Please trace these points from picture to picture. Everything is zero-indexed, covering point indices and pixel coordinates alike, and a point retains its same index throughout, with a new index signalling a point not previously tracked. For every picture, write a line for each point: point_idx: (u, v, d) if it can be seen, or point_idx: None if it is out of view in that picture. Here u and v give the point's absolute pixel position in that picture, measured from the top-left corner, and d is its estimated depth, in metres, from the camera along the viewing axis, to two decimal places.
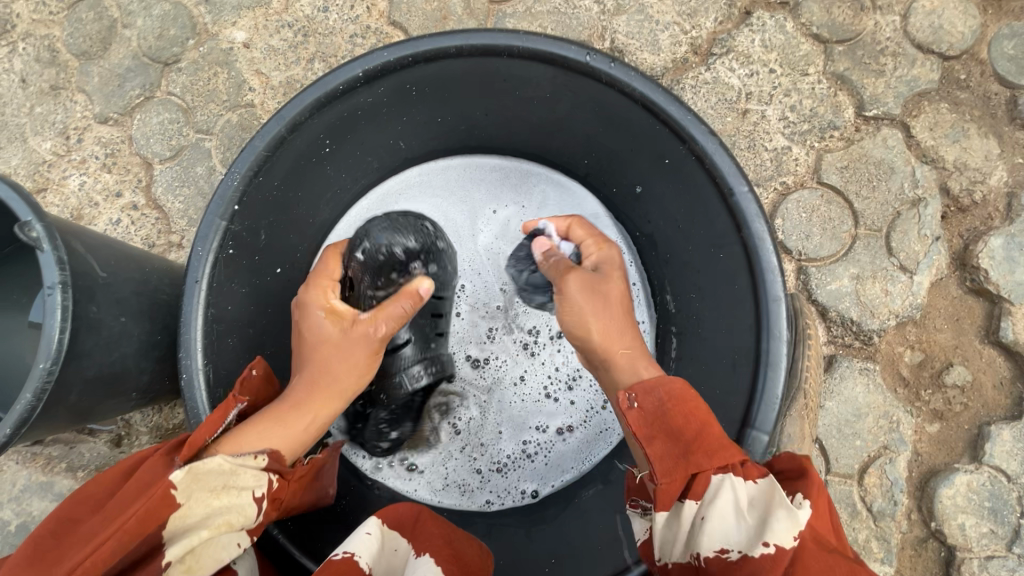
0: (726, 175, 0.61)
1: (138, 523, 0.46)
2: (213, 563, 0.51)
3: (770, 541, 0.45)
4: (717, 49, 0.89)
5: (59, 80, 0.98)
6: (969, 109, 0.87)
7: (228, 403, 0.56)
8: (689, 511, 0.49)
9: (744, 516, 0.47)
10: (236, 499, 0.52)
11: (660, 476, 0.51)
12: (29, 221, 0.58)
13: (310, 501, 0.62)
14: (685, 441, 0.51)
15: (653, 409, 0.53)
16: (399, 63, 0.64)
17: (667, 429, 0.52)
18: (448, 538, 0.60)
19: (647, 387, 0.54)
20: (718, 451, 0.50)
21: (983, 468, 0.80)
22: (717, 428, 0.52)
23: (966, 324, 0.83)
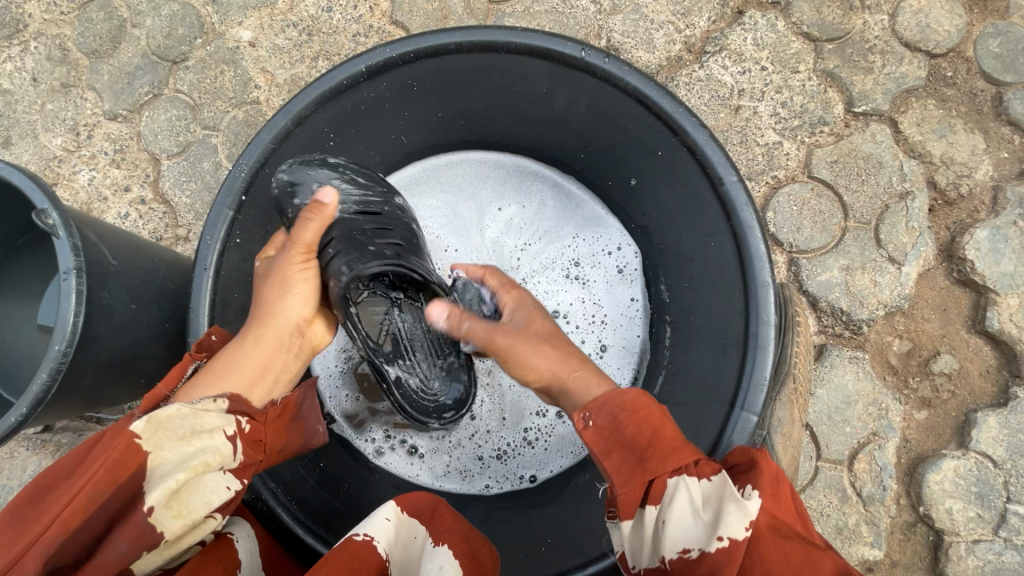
0: (715, 166, 0.63)
1: (111, 469, 0.46)
2: (204, 506, 0.51)
3: (723, 536, 0.45)
4: (710, 47, 0.91)
5: (70, 78, 1.01)
6: (956, 105, 0.89)
7: (184, 360, 0.59)
8: (649, 516, 0.49)
9: (700, 513, 0.47)
10: (209, 441, 0.51)
11: (619, 487, 0.50)
12: (45, 209, 0.61)
13: (296, 445, 0.62)
14: (638, 447, 0.50)
15: (605, 423, 0.52)
16: (401, 59, 0.67)
17: (621, 438, 0.51)
18: (464, 534, 0.61)
19: (600, 403, 0.53)
20: (670, 453, 0.49)
21: (970, 454, 0.82)
22: (668, 429, 0.51)
23: (953, 314, 0.85)
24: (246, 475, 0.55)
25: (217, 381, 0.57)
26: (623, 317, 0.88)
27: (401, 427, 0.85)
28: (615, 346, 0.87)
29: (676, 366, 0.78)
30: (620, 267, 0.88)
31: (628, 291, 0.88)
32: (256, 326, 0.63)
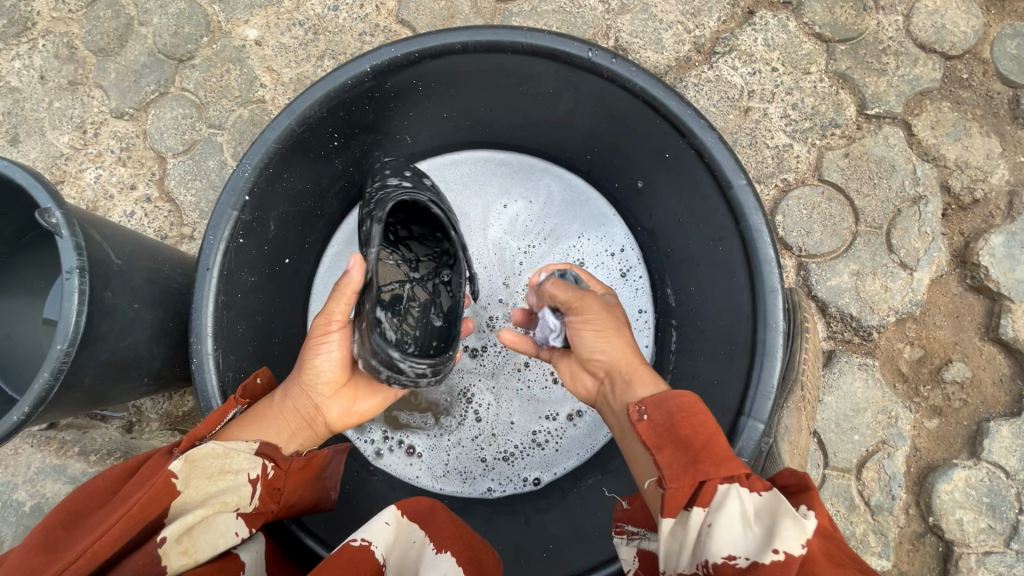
0: (725, 169, 0.62)
1: (142, 508, 0.49)
2: (210, 549, 0.52)
3: (779, 548, 0.44)
4: (720, 48, 0.90)
5: (77, 76, 1.01)
6: (971, 108, 0.87)
7: (228, 403, 0.60)
8: (697, 518, 0.49)
9: (753, 525, 0.47)
10: (232, 482, 0.55)
11: (669, 482, 0.51)
12: (49, 208, 0.61)
13: (309, 502, 0.63)
14: (693, 447, 0.52)
15: (662, 423, 0.54)
16: (405, 59, 0.66)
17: (675, 437, 0.53)
18: (467, 539, 0.60)
19: (658, 399, 0.55)
20: (723, 460, 0.51)
21: (982, 464, 0.81)
22: (722, 440, 0.52)
23: (966, 321, 0.84)
24: (256, 522, 0.57)
25: (249, 430, 0.60)
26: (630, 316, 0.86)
27: (398, 428, 0.84)
28: None
29: (682, 372, 0.77)
30: (623, 270, 0.87)
31: (634, 288, 0.87)
32: (287, 390, 0.64)
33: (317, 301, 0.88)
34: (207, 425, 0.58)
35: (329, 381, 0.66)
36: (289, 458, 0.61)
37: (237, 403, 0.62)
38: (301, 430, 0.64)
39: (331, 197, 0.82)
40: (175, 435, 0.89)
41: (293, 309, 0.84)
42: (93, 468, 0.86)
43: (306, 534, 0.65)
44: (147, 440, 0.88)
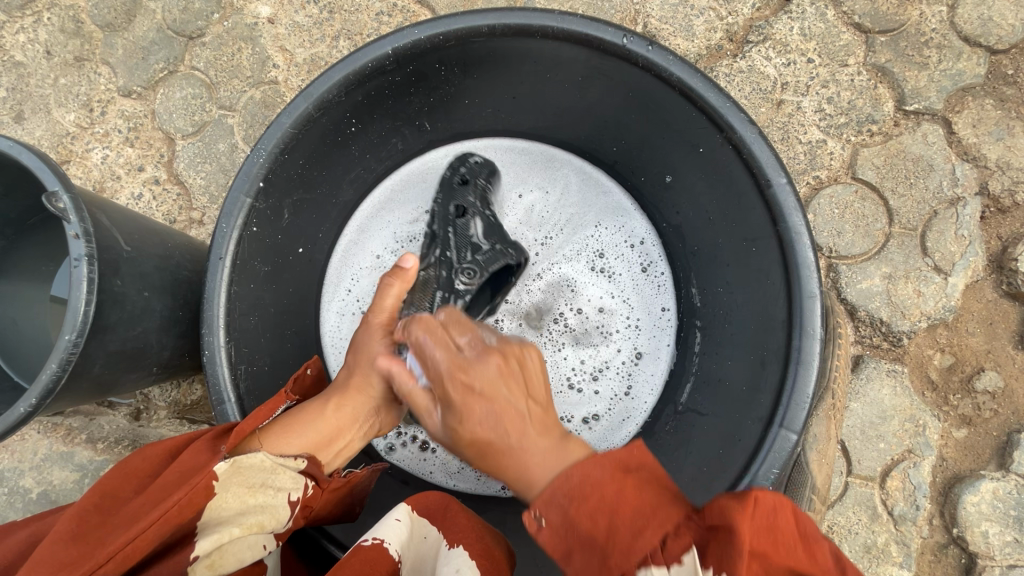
0: (765, 167, 0.59)
1: (180, 511, 0.46)
2: (235, 562, 0.50)
3: None
4: (754, 36, 0.86)
5: (83, 51, 0.98)
6: (1016, 106, 0.83)
7: (277, 399, 0.57)
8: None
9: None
10: (270, 500, 0.53)
11: None
12: (56, 191, 0.58)
13: (336, 513, 0.62)
14: (597, 543, 0.42)
15: (559, 521, 0.44)
16: (429, 42, 0.63)
17: (578, 537, 0.43)
18: (483, 532, 0.56)
19: (546, 498, 0.45)
20: (631, 547, 0.41)
21: (1010, 476, 0.79)
22: (627, 509, 0.42)
23: (1000, 329, 0.81)
24: (284, 537, 0.55)
25: (295, 437, 0.58)
26: (651, 310, 0.84)
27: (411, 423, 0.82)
28: (650, 354, 0.84)
29: (706, 375, 0.75)
30: (644, 264, 0.85)
31: (657, 283, 0.84)
32: (345, 400, 0.61)
33: (329, 293, 0.85)
34: (253, 421, 0.55)
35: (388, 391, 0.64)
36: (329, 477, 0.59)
37: (286, 399, 0.59)
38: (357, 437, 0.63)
39: (346, 184, 0.79)
40: (184, 424, 0.87)
41: (305, 301, 0.81)
42: (101, 456, 0.85)
43: (331, 542, 0.63)
44: (155, 428, 0.86)
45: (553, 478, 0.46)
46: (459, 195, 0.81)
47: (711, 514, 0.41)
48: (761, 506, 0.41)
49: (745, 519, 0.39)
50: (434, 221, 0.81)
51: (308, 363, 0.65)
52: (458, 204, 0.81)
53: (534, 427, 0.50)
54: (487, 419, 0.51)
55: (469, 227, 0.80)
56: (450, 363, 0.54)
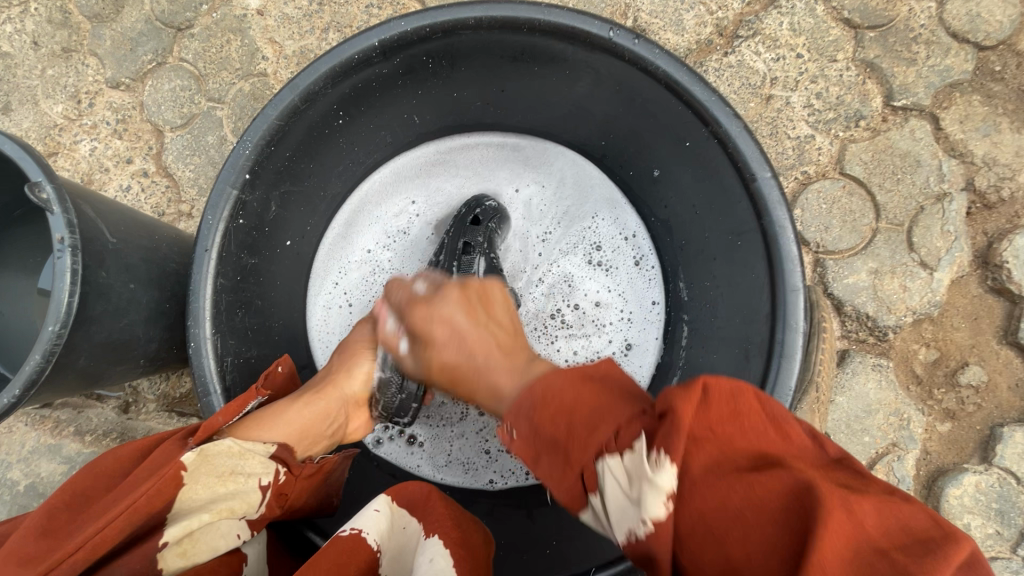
0: (749, 160, 0.59)
1: (148, 500, 0.46)
2: (210, 550, 0.50)
3: (645, 517, 0.36)
4: (743, 31, 0.86)
5: (71, 42, 0.97)
6: (1003, 102, 0.83)
7: (249, 393, 0.60)
8: (596, 505, 0.41)
9: (628, 491, 0.38)
10: (241, 486, 0.53)
11: (559, 490, 0.43)
12: (40, 182, 0.58)
13: (314, 504, 0.63)
14: (560, 443, 0.43)
15: (526, 430, 0.45)
16: (416, 34, 0.63)
17: (543, 441, 0.44)
18: (459, 522, 0.57)
19: (516, 411, 0.47)
20: (588, 437, 0.41)
21: (993, 470, 0.80)
22: (584, 408, 0.43)
23: (984, 324, 0.81)
24: (260, 526, 0.55)
25: (266, 430, 0.59)
26: (641, 304, 0.84)
27: None
28: (639, 345, 0.84)
29: (693, 369, 0.75)
30: (637, 258, 0.85)
31: (649, 275, 0.84)
32: (312, 398, 0.64)
33: (317, 286, 0.85)
34: (224, 416, 0.56)
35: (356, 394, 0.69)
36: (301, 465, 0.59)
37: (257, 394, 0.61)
38: (325, 434, 0.64)
39: (334, 176, 0.79)
40: (172, 417, 0.87)
41: (294, 293, 0.81)
42: (89, 449, 0.85)
43: (316, 533, 0.64)
44: (143, 421, 0.86)
45: (520, 393, 0.48)
46: (469, 232, 0.79)
47: (662, 399, 0.40)
48: (715, 392, 0.39)
49: (689, 401, 0.38)
50: (442, 256, 0.80)
51: (280, 360, 0.67)
52: (467, 241, 0.79)
53: (500, 345, 0.56)
54: (454, 345, 0.57)
55: (472, 266, 0.77)
56: (419, 301, 0.62)
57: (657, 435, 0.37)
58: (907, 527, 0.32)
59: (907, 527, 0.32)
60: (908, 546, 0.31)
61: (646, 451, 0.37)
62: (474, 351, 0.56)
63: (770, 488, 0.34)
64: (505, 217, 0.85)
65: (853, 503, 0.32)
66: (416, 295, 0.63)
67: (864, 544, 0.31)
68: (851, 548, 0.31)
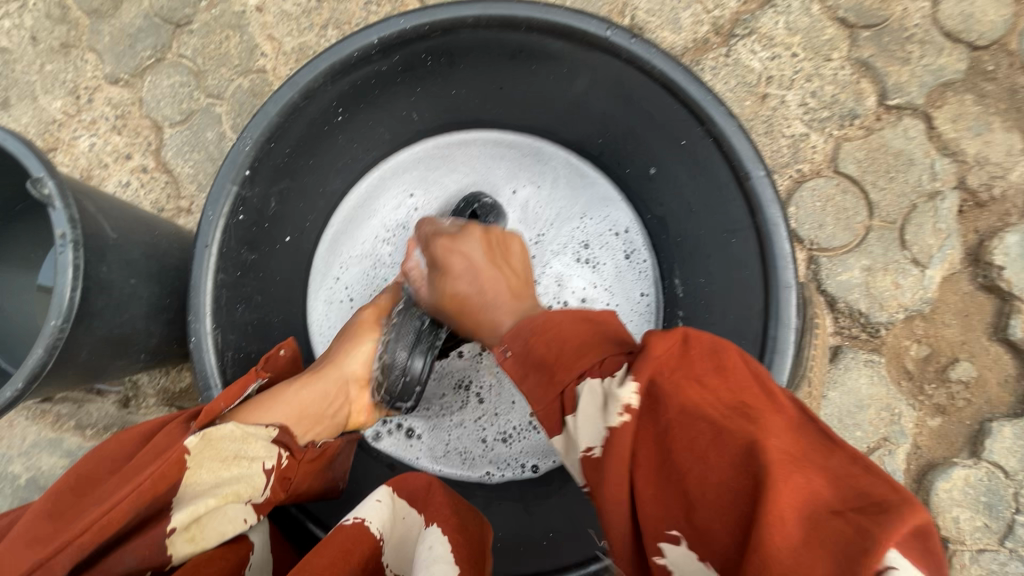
0: (743, 159, 0.60)
1: (154, 483, 0.48)
2: (217, 535, 0.51)
3: (613, 421, 0.40)
4: (739, 30, 0.87)
5: (69, 38, 0.97)
6: (995, 101, 0.85)
7: (250, 375, 0.59)
8: (569, 427, 0.44)
9: (599, 409, 0.42)
10: (246, 470, 0.55)
11: (536, 406, 0.47)
12: (41, 177, 0.58)
13: (319, 491, 0.64)
14: (546, 361, 0.47)
15: (520, 349, 0.50)
16: (415, 32, 0.63)
17: (533, 360, 0.48)
18: (455, 508, 0.58)
19: (516, 332, 0.51)
20: (578, 354, 0.46)
21: (982, 464, 0.81)
22: (575, 335, 0.48)
23: (975, 320, 0.83)
24: (266, 510, 0.56)
25: (266, 413, 0.59)
26: (631, 298, 0.85)
27: None
28: None
29: None
30: (628, 252, 0.86)
31: (638, 269, 0.85)
32: (307, 381, 0.63)
33: (317, 283, 0.86)
34: (224, 400, 0.56)
35: (357, 377, 0.68)
36: (304, 450, 0.62)
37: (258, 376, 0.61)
38: (326, 415, 0.65)
39: (333, 172, 0.80)
40: (172, 411, 0.88)
41: (293, 289, 0.82)
42: (90, 443, 0.86)
43: (315, 524, 0.65)
44: (144, 415, 0.87)
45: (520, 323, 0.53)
46: None
47: (650, 341, 0.44)
48: (700, 342, 0.42)
49: (671, 343, 0.42)
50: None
51: (281, 344, 0.67)
52: None
53: (509, 287, 0.62)
54: (467, 277, 0.63)
55: None
56: (444, 234, 0.68)
57: (634, 364, 0.42)
58: (864, 491, 0.33)
59: (864, 491, 0.33)
60: (858, 506, 0.32)
61: (620, 373, 0.42)
62: (484, 283, 0.62)
63: (733, 431, 0.36)
64: (501, 212, 0.86)
65: (805, 463, 0.34)
66: (441, 231, 0.69)
67: (813, 498, 0.32)
68: (799, 492, 0.32)
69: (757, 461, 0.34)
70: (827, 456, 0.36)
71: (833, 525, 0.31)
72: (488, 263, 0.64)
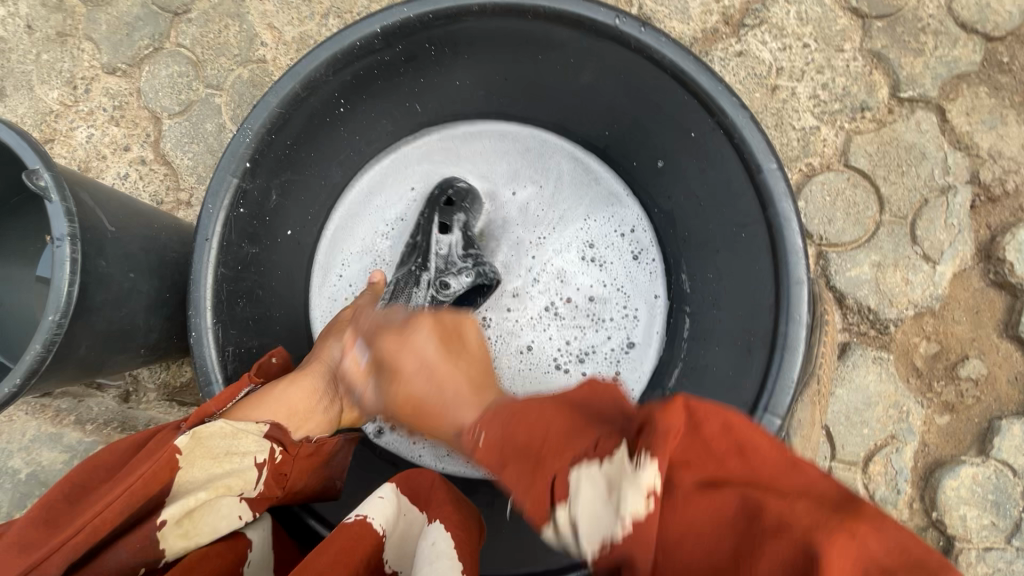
0: (754, 151, 0.58)
1: (144, 483, 0.47)
2: (209, 532, 0.51)
3: (624, 514, 0.37)
4: (749, 20, 0.85)
5: (65, 26, 0.95)
6: (1010, 94, 0.83)
7: (240, 380, 0.59)
8: (562, 519, 0.40)
9: (607, 499, 0.39)
10: (236, 465, 0.53)
11: (522, 498, 0.43)
12: (37, 169, 0.57)
13: (315, 488, 0.62)
14: (530, 452, 0.44)
15: (494, 436, 0.46)
16: (418, 21, 0.62)
17: (513, 449, 0.45)
18: (458, 508, 0.57)
19: (490, 416, 0.48)
20: (564, 448, 0.43)
21: (990, 462, 0.80)
22: (552, 426, 0.45)
23: (985, 317, 0.82)
24: (261, 507, 0.56)
25: (255, 410, 0.59)
26: (640, 296, 0.84)
27: None
28: (641, 343, 0.83)
29: (694, 359, 0.75)
30: (635, 252, 0.84)
31: (649, 271, 0.84)
32: (295, 377, 0.63)
33: (318, 281, 0.84)
34: (215, 403, 0.57)
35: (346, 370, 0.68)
36: (298, 444, 0.60)
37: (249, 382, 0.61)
38: (318, 410, 0.63)
39: (335, 165, 0.79)
40: (173, 407, 0.87)
41: (294, 285, 0.80)
42: (90, 438, 0.85)
43: (316, 519, 0.64)
44: (144, 410, 0.86)
45: (485, 411, 0.50)
46: (444, 213, 0.82)
47: (645, 415, 0.42)
48: (705, 418, 0.40)
49: (676, 419, 0.40)
50: (418, 236, 0.83)
51: (271, 353, 0.69)
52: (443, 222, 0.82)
53: (469, 381, 0.54)
54: (421, 376, 0.55)
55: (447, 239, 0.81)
56: (391, 328, 0.61)
57: (641, 444, 0.39)
58: (908, 548, 0.34)
59: (908, 547, 0.34)
60: (909, 565, 0.33)
61: (628, 457, 0.39)
62: (440, 389, 0.54)
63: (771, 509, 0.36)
64: (477, 197, 0.85)
65: (852, 521, 0.34)
66: (387, 325, 0.63)
67: (869, 561, 0.33)
68: (858, 567, 0.33)
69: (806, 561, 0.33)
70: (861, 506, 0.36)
71: None
72: (442, 362, 0.56)
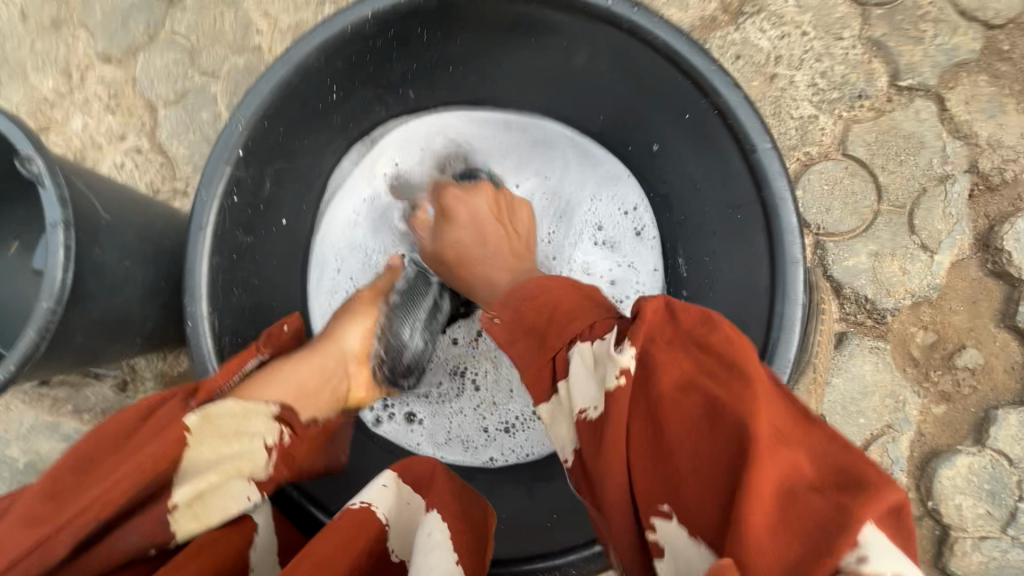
0: (749, 131, 0.58)
1: (155, 461, 0.47)
2: (220, 513, 0.51)
3: (604, 388, 0.41)
4: (748, 8, 0.84)
5: (60, 15, 0.95)
6: (1010, 83, 0.82)
7: (248, 351, 0.62)
8: (560, 393, 0.45)
9: (592, 371, 0.43)
10: (247, 446, 0.53)
11: (524, 370, 0.49)
12: (30, 155, 0.57)
13: (316, 468, 0.64)
14: (539, 328, 0.48)
15: (509, 316, 0.51)
16: (410, 4, 0.61)
17: (522, 327, 0.49)
18: (457, 495, 0.57)
19: (506, 300, 0.52)
20: (569, 322, 0.46)
21: (986, 451, 0.80)
22: (563, 308, 0.48)
23: (983, 307, 0.81)
24: (268, 487, 0.56)
25: (266, 390, 0.58)
26: (642, 277, 0.83)
27: (399, 397, 0.82)
28: None
29: None
30: (638, 229, 0.83)
31: (650, 250, 0.82)
32: (305, 354, 0.65)
33: (316, 270, 0.84)
34: (224, 373, 0.58)
35: (354, 354, 0.71)
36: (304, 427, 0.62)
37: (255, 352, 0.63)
38: (326, 388, 0.66)
39: (327, 152, 0.78)
40: None
41: (290, 274, 0.80)
42: (87, 427, 0.85)
43: (317, 508, 0.65)
44: (141, 399, 0.86)
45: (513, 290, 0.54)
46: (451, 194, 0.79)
47: (636, 305, 0.45)
48: (686, 318, 0.42)
49: (655, 314, 0.43)
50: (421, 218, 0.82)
51: (284, 320, 0.70)
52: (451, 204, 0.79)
53: (509, 249, 0.72)
54: (469, 228, 0.73)
55: None
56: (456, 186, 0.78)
57: (628, 331, 0.42)
58: (843, 466, 0.35)
59: (843, 466, 0.35)
60: (836, 482, 0.34)
61: (614, 340, 0.42)
62: (487, 237, 0.72)
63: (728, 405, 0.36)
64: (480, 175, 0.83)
65: (790, 441, 0.36)
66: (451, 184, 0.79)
67: (798, 478, 0.34)
68: (786, 476, 0.34)
69: (745, 452, 0.34)
70: (809, 431, 0.37)
71: (812, 501, 0.33)
72: (490, 216, 0.75)
